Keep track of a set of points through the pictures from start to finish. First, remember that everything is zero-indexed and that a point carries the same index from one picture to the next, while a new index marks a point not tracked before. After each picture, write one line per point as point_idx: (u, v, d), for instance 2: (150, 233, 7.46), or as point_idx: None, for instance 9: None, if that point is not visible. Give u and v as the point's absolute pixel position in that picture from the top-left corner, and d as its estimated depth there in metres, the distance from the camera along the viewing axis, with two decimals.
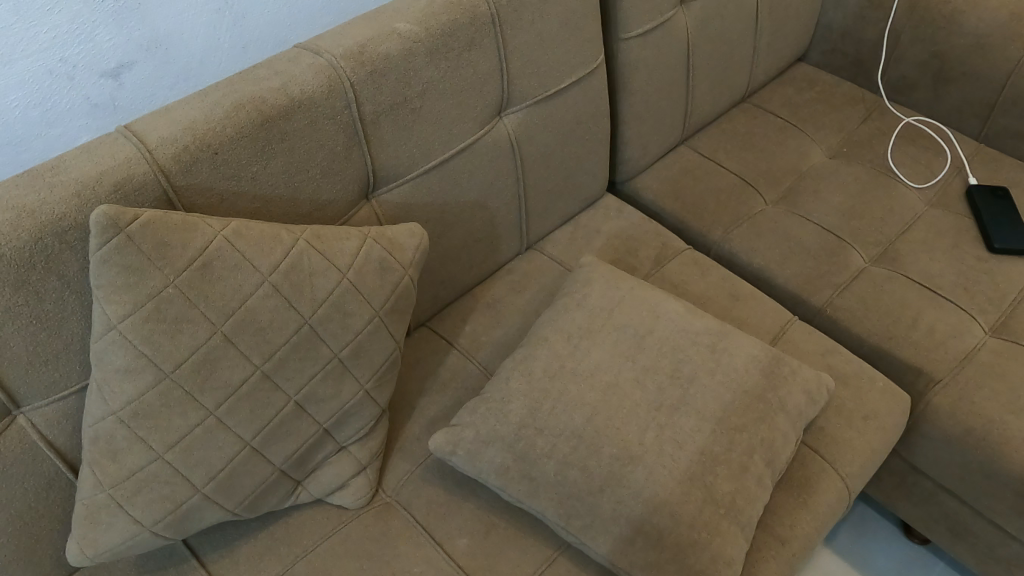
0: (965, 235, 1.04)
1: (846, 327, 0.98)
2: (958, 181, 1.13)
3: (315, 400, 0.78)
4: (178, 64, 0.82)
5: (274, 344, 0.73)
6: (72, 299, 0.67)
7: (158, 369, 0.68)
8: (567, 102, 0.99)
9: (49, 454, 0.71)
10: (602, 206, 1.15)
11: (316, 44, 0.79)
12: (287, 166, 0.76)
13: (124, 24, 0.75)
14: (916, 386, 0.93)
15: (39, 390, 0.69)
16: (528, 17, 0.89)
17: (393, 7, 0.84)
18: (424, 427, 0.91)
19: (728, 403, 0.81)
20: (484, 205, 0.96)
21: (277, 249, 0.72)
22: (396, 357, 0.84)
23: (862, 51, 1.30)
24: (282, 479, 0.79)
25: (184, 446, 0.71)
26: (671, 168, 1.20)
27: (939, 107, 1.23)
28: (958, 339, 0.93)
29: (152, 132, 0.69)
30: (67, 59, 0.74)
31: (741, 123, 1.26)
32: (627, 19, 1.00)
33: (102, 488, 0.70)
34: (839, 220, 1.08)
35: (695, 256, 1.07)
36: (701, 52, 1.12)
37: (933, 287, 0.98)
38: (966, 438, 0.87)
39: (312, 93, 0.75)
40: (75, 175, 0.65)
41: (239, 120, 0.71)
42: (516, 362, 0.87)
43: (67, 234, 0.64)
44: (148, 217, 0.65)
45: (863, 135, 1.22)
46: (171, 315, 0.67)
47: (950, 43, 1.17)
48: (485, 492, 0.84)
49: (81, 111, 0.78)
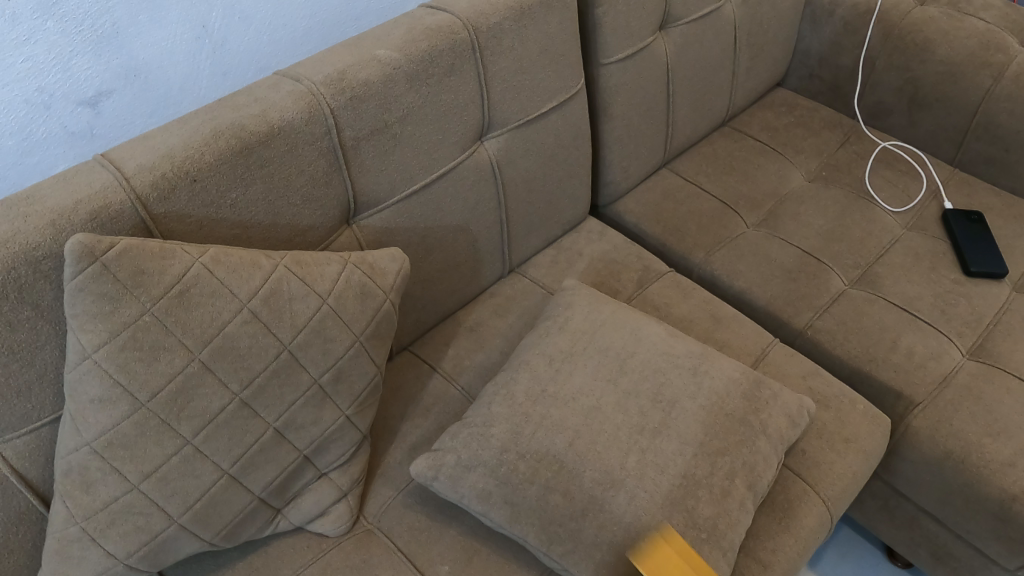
0: (942, 258, 1.05)
1: (827, 350, 0.98)
2: (935, 205, 1.14)
3: (294, 426, 0.77)
4: (157, 92, 0.82)
5: (253, 371, 0.72)
6: (46, 329, 0.66)
7: (134, 398, 0.67)
8: (548, 127, 1.00)
9: (19, 487, 0.70)
10: (584, 229, 1.15)
11: (296, 71, 0.79)
12: (266, 192, 0.76)
13: (101, 52, 0.75)
14: (896, 409, 0.93)
15: (11, 422, 0.68)
16: (508, 44, 0.89)
17: (373, 34, 0.84)
18: (405, 453, 0.90)
19: (709, 426, 0.81)
20: (465, 229, 0.97)
21: (257, 275, 0.72)
22: (377, 383, 0.84)
23: (838, 76, 1.32)
24: (261, 507, 0.78)
25: (160, 476, 0.70)
26: (653, 191, 1.21)
27: (915, 132, 1.25)
28: (936, 362, 0.93)
29: (129, 161, 0.69)
30: (44, 88, 0.74)
31: (722, 146, 1.27)
32: (607, 45, 1.00)
33: (74, 522, 0.69)
34: (819, 242, 1.09)
35: (677, 278, 1.08)
36: (681, 77, 1.13)
37: (911, 309, 0.99)
38: (946, 461, 0.87)
39: (291, 119, 0.75)
40: (50, 205, 0.65)
41: (218, 146, 0.71)
42: (497, 387, 0.87)
43: (42, 264, 0.63)
44: (125, 244, 0.65)
45: (841, 158, 1.23)
46: (147, 343, 0.66)
47: (924, 69, 1.19)
48: (467, 518, 0.84)
49: (58, 139, 0.77)
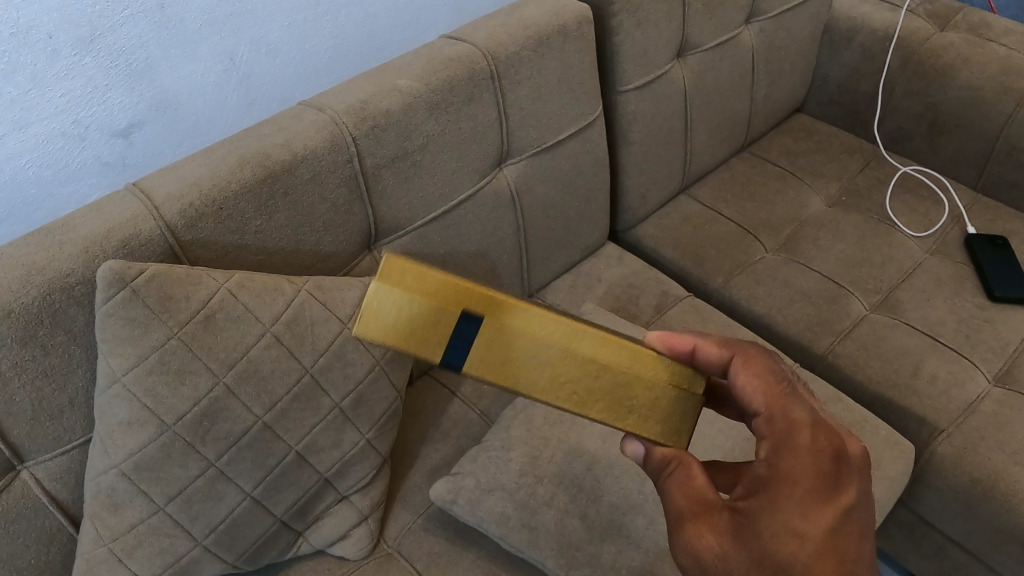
0: (965, 284, 1.04)
1: (849, 376, 0.97)
2: (957, 230, 1.13)
3: (315, 450, 0.78)
4: (185, 123, 0.85)
5: (275, 394, 0.74)
6: (79, 353, 0.68)
7: (161, 421, 0.68)
8: (567, 153, 1.01)
9: (50, 508, 0.72)
10: (604, 255, 1.16)
11: (319, 101, 0.81)
12: (290, 219, 0.77)
13: (134, 86, 0.78)
14: (920, 436, 0.92)
15: (44, 444, 0.69)
16: (527, 73, 0.91)
17: (394, 64, 0.86)
18: (425, 476, 0.91)
19: (727, 451, 0.84)
20: (484, 255, 0.98)
21: (279, 300, 0.74)
22: (397, 407, 0.85)
23: (858, 102, 1.32)
24: (283, 530, 0.79)
25: (185, 498, 0.71)
26: (672, 217, 1.21)
27: (935, 156, 1.24)
28: (961, 389, 0.92)
29: (159, 190, 0.71)
30: (80, 121, 0.76)
31: (740, 171, 1.27)
32: (624, 74, 1.01)
33: (102, 543, 0.70)
34: (839, 267, 1.08)
35: (696, 303, 1.08)
36: (699, 103, 1.14)
37: (933, 335, 0.98)
38: (972, 490, 0.86)
39: (314, 149, 0.77)
40: (84, 233, 0.67)
41: (244, 175, 0.73)
42: (516, 412, 0.89)
43: (75, 289, 0.65)
44: (154, 270, 0.67)
45: (861, 183, 1.23)
46: (174, 367, 0.68)
47: (945, 94, 1.19)
48: (486, 542, 0.84)
49: (92, 169, 0.80)
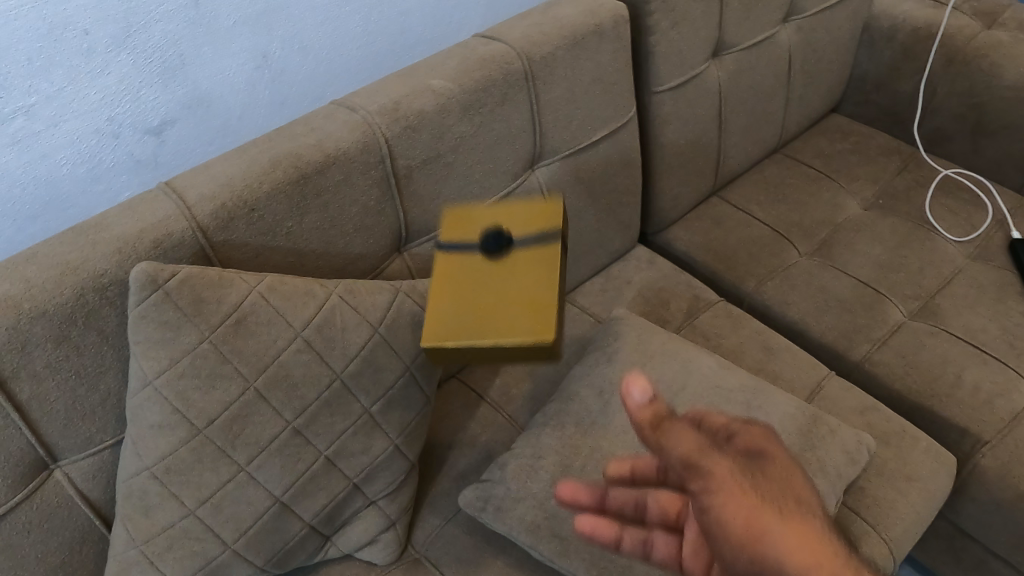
0: (1009, 291, 1.01)
1: (887, 384, 0.95)
2: (1000, 235, 1.10)
3: (345, 454, 0.77)
4: (217, 121, 0.84)
5: (306, 399, 0.73)
6: (111, 354, 0.67)
7: (192, 425, 0.68)
8: (599, 154, 0.99)
9: (83, 508, 0.71)
10: (634, 257, 1.15)
11: (351, 100, 0.80)
12: (321, 220, 0.77)
13: (167, 83, 0.78)
14: (962, 447, 0.89)
15: (76, 445, 0.69)
16: (561, 72, 0.89)
17: (427, 63, 0.85)
18: (454, 482, 0.90)
19: None
20: None
21: (310, 304, 0.73)
22: (427, 412, 0.84)
23: (896, 102, 1.29)
24: (311, 535, 0.79)
25: (216, 502, 0.71)
26: (703, 219, 1.19)
27: (976, 159, 1.21)
28: (1006, 399, 0.89)
29: (191, 190, 0.71)
30: (113, 118, 0.76)
31: (773, 173, 1.25)
32: (659, 73, 1.00)
33: (134, 545, 0.70)
34: (876, 272, 1.06)
35: (729, 307, 1.06)
36: (733, 103, 1.12)
37: (976, 343, 0.95)
38: (1018, 504, 0.83)
39: (347, 150, 0.76)
40: (117, 233, 0.66)
41: (276, 177, 0.72)
42: (548, 418, 0.87)
43: (108, 290, 0.65)
44: (185, 273, 0.66)
45: (898, 186, 1.20)
46: (205, 371, 0.67)
47: (989, 94, 1.15)
48: (515, 550, 0.82)
49: (124, 167, 0.80)
